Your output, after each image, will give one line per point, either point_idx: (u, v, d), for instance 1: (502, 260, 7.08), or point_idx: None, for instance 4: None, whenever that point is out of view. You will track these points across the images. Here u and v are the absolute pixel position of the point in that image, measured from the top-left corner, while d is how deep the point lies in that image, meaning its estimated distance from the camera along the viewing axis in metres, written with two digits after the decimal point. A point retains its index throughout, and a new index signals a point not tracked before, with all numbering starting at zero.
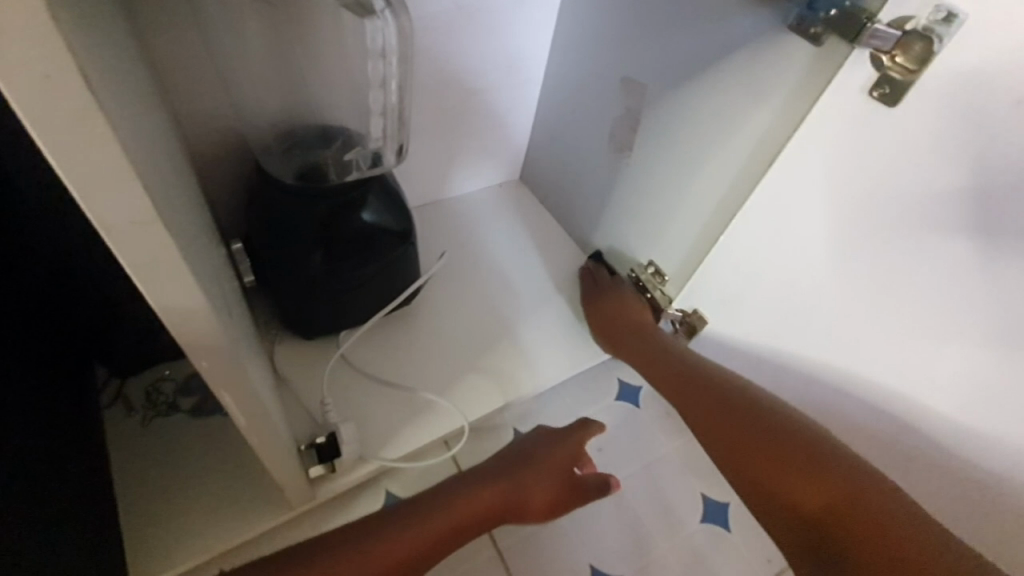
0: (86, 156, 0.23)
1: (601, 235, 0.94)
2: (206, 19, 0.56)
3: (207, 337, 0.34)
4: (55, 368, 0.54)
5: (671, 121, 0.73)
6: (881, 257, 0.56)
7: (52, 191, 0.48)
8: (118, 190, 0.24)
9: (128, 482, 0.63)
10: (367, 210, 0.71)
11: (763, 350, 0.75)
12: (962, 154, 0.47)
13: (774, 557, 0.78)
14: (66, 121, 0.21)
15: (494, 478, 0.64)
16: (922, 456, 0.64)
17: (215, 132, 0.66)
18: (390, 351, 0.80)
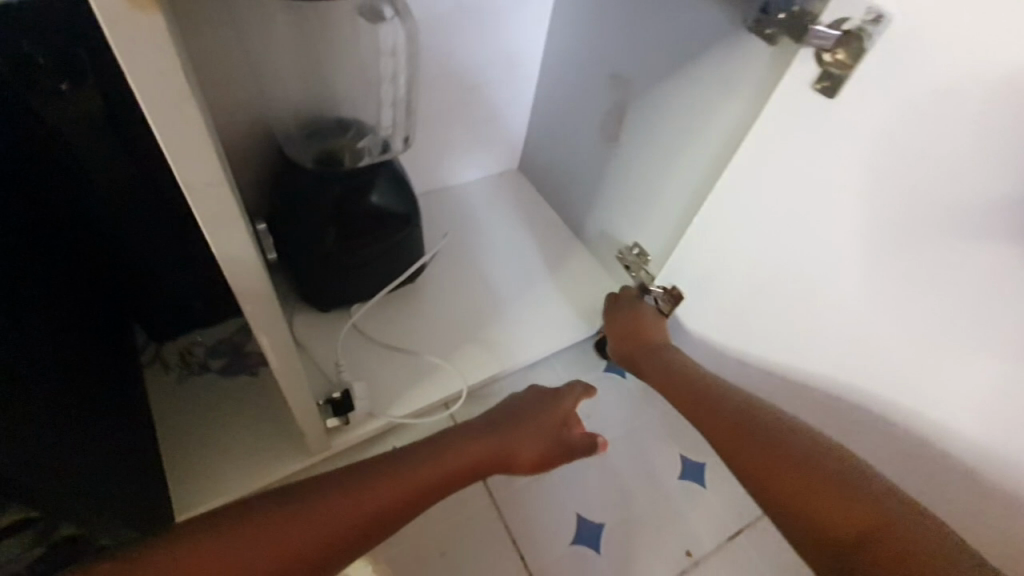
0: (181, 130, 0.31)
1: (592, 219, 1.01)
2: (240, 21, 0.64)
3: (254, 283, 0.42)
4: (91, 331, 0.62)
5: (652, 113, 0.81)
6: (829, 236, 0.61)
7: (112, 170, 0.56)
8: (199, 157, 0.32)
9: (169, 429, 0.73)
10: (375, 193, 0.77)
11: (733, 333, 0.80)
12: (893, 139, 0.52)
13: (745, 511, 0.85)
14: (171, 103, 0.30)
15: (482, 433, 0.66)
16: None
17: (242, 121, 0.73)
18: (397, 322, 0.89)
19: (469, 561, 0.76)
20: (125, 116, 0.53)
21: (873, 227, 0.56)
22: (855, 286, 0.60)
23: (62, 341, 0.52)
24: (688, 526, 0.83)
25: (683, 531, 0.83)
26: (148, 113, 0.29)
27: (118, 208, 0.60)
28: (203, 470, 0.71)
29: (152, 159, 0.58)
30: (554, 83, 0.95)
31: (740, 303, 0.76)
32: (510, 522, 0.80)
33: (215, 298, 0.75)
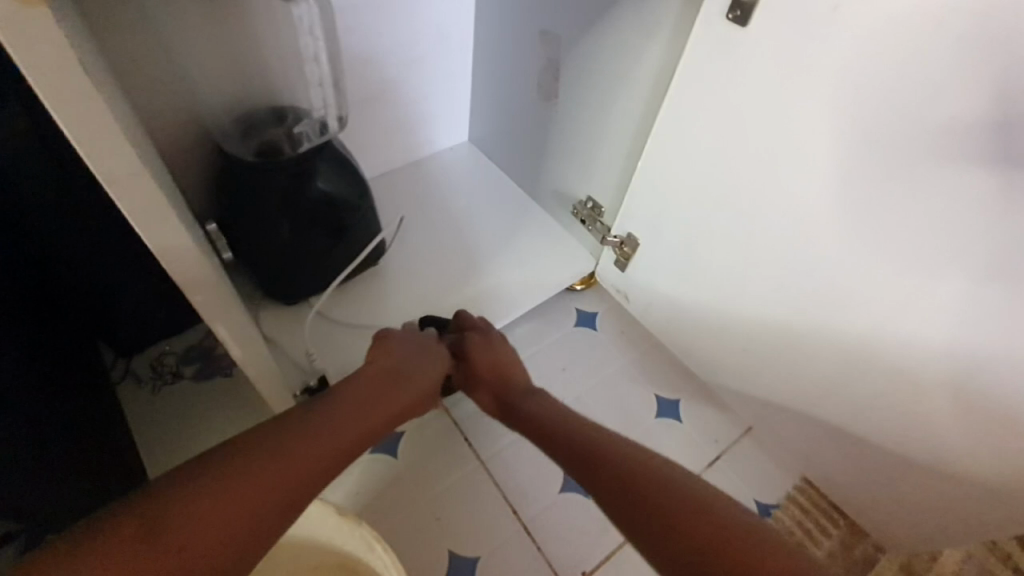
0: (58, 77, 0.29)
1: (541, 181, 1.02)
2: (165, 42, 0.64)
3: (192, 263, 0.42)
4: (66, 332, 0.68)
5: (583, 67, 0.82)
6: (957, 261, 0.51)
7: (55, 180, 0.58)
8: (75, 96, 0.30)
9: (142, 430, 0.77)
10: (321, 180, 0.75)
11: (684, 271, 0.81)
12: (936, 111, 0.46)
13: (720, 438, 0.90)
14: (49, 60, 0.29)
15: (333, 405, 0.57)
16: (822, 356, 0.69)
17: (176, 124, 0.72)
18: (369, 303, 0.91)
19: (466, 523, 0.79)
20: (57, 136, 0.55)
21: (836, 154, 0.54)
22: (810, 220, 0.60)
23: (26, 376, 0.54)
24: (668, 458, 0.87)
25: None
26: (34, 82, 0.29)
27: (55, 222, 0.61)
28: (173, 447, 0.76)
29: (72, 155, 0.57)
30: (493, 59, 0.96)
31: (688, 242, 0.77)
32: (500, 480, 0.83)
33: (175, 306, 0.78)
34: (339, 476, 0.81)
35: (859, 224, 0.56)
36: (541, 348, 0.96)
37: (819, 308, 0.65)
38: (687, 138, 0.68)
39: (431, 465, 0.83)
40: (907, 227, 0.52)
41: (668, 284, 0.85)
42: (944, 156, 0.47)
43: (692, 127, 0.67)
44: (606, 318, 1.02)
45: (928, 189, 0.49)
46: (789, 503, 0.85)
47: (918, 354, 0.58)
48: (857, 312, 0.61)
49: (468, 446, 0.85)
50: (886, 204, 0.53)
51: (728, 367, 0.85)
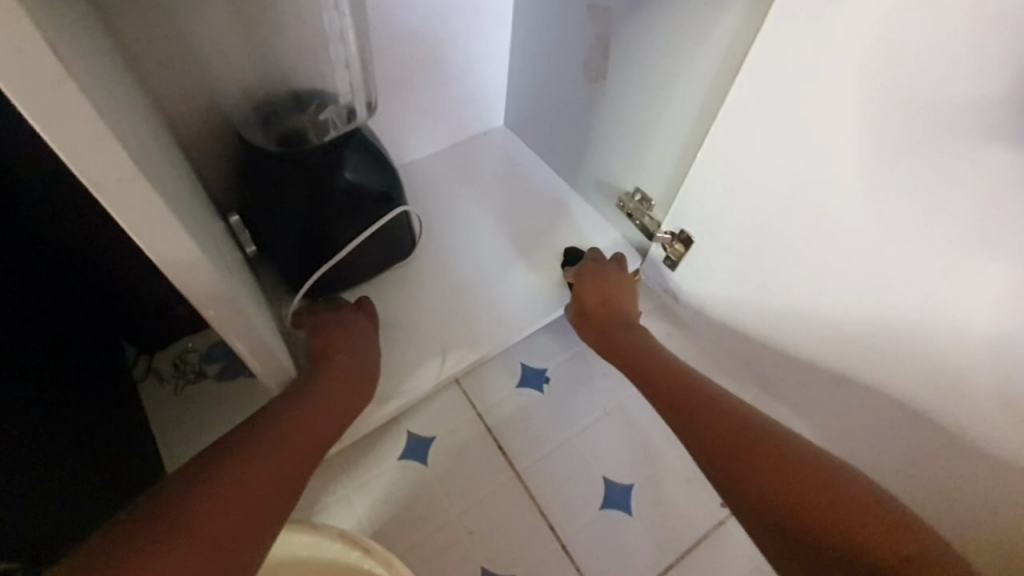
0: (25, 66, 0.24)
1: (583, 169, 0.94)
2: (178, 21, 0.59)
3: (201, 277, 0.37)
4: (84, 329, 0.64)
5: (636, 44, 0.73)
6: None
7: (61, 174, 0.53)
8: (48, 91, 0.25)
9: (163, 430, 0.74)
10: (348, 170, 0.69)
11: (747, 273, 0.73)
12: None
13: None
14: (7, 44, 0.23)
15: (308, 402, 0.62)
16: (910, 372, 0.60)
17: (195, 111, 0.67)
18: (399, 300, 0.86)
19: (498, 540, 0.74)
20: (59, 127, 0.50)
21: (933, 147, 0.47)
22: (902, 222, 0.52)
23: (34, 386, 0.51)
24: None
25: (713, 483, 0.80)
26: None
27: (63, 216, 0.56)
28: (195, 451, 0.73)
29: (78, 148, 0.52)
30: (534, 35, 0.87)
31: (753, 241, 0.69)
32: (535, 493, 0.77)
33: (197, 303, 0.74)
34: (367, 485, 0.77)
35: (965, 229, 0.48)
36: (579, 350, 0.90)
37: (912, 323, 0.57)
38: (761, 125, 0.59)
39: (461, 474, 0.78)
40: (1014, 233, 0.45)
41: (726, 287, 0.77)
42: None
43: (763, 114, 0.59)
44: (651, 318, 0.94)
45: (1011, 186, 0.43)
46: None
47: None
48: (951, 329, 0.54)
49: (502, 456, 0.80)
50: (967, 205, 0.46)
51: (790, 377, 0.77)
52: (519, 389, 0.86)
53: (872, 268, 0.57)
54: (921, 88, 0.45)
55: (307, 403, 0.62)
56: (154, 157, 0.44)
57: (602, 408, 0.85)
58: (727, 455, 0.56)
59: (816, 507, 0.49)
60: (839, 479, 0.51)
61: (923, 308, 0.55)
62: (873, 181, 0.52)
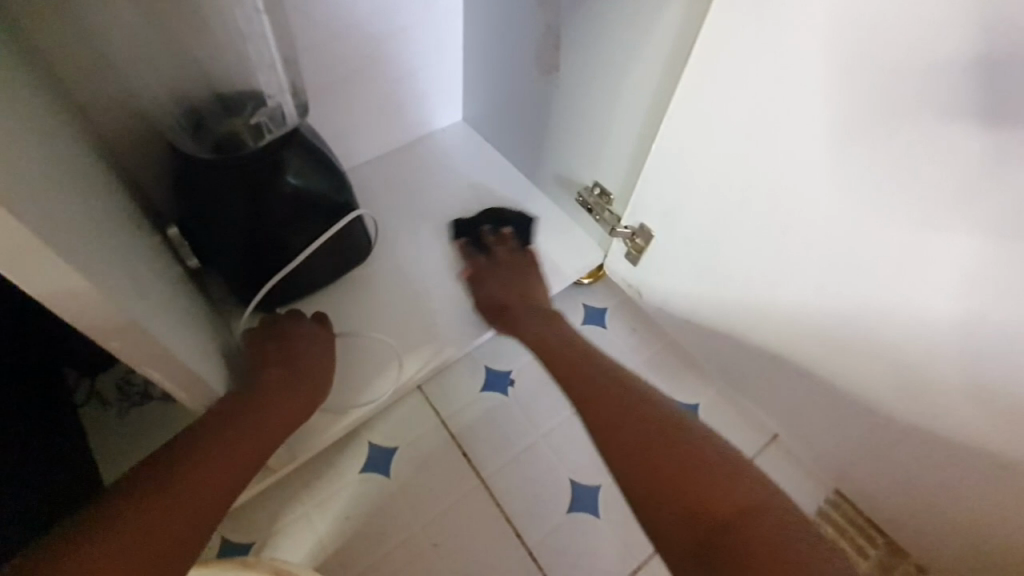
0: None
1: (543, 164, 0.92)
2: (90, 24, 0.55)
3: (98, 305, 0.34)
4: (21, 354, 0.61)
5: (585, 36, 0.71)
6: None
7: None
8: None
9: (109, 457, 0.70)
10: (291, 175, 0.66)
11: (707, 266, 0.71)
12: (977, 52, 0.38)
13: (743, 446, 0.82)
14: None
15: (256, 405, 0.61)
16: (870, 361, 0.60)
17: (120, 120, 0.63)
18: (355, 306, 0.83)
19: (467, 550, 0.72)
20: None
21: (890, 130, 0.45)
22: (866, 210, 0.51)
23: None
24: None
25: None
26: None
27: None
28: None
29: None
30: (484, 27, 0.85)
31: (712, 234, 0.68)
32: (500, 499, 0.76)
33: None
34: (328, 502, 0.74)
35: (927, 213, 0.47)
36: (544, 350, 0.88)
37: (872, 310, 0.56)
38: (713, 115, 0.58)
39: (425, 484, 0.76)
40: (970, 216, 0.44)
41: (688, 281, 0.75)
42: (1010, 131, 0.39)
43: (714, 103, 0.57)
44: (617, 314, 0.93)
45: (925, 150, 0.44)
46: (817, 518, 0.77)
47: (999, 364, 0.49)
48: (913, 314, 0.53)
49: (467, 463, 0.78)
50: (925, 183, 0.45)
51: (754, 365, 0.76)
52: (483, 393, 0.84)
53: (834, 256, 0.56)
54: (873, 75, 0.44)
55: (253, 406, 0.61)
56: (53, 174, 0.40)
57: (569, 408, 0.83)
58: (649, 478, 0.53)
59: (718, 514, 0.49)
60: (734, 495, 0.50)
61: (886, 295, 0.54)
62: (832, 168, 0.51)
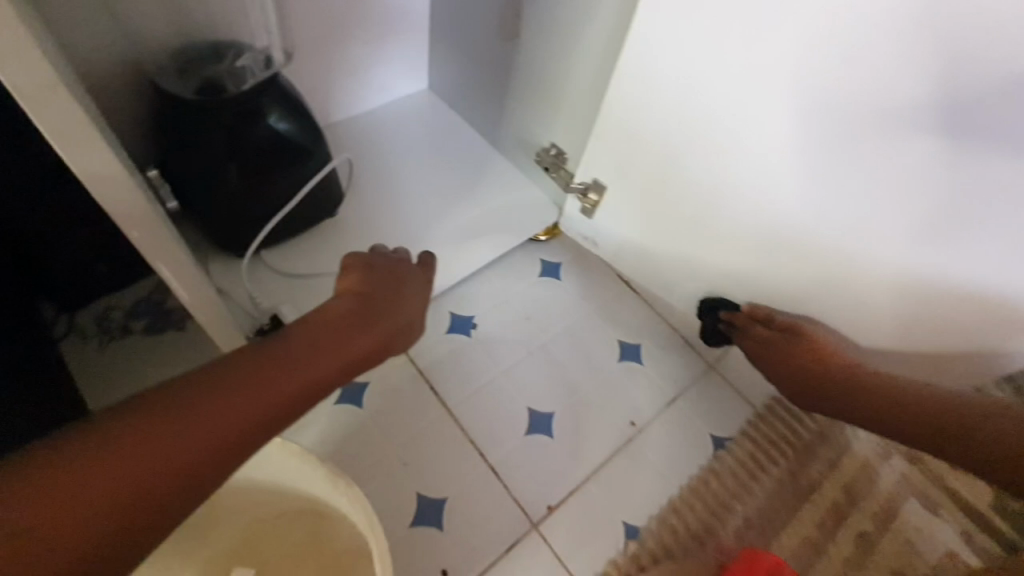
0: None
1: (505, 127, 0.99)
2: None
3: (122, 190, 0.40)
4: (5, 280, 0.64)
5: (544, 2, 0.78)
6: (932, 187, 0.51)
7: None
8: None
9: (91, 384, 0.74)
10: (272, 119, 0.71)
11: (647, 215, 0.81)
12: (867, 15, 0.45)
13: (680, 380, 0.91)
14: None
15: (300, 343, 0.46)
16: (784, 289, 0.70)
17: (105, 61, 0.67)
18: (325, 253, 0.89)
19: (433, 469, 0.80)
20: None
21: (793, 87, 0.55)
22: (812, 175, 0.58)
23: None
24: (628, 400, 0.89)
25: (623, 405, 0.88)
26: None
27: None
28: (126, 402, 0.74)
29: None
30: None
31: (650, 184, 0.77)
32: (462, 424, 0.84)
33: (118, 258, 0.74)
34: (304, 429, 0.80)
35: (879, 156, 0.52)
36: (505, 298, 0.96)
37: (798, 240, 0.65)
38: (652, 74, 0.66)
39: (396, 412, 0.83)
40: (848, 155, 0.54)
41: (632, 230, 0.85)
42: (939, 133, 0.48)
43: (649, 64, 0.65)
44: (570, 267, 1.01)
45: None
46: (743, 437, 0.86)
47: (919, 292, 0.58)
48: (858, 255, 0.61)
49: (433, 394, 0.86)
50: (880, 166, 0.53)
51: (692, 304, 0.86)
52: (448, 335, 0.91)
53: (768, 207, 0.64)
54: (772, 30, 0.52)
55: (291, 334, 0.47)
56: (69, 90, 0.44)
57: (526, 347, 0.92)
58: None
59: None
60: None
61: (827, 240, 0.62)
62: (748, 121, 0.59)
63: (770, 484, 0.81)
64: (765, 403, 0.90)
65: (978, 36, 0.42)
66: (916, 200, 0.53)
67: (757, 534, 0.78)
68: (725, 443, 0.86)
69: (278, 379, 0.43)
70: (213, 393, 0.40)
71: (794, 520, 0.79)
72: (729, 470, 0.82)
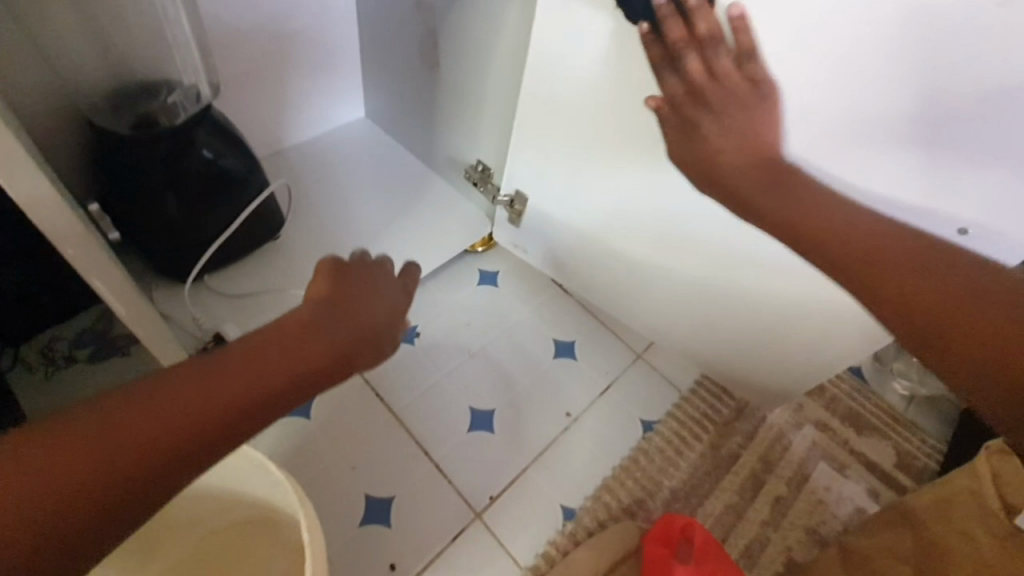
0: None
1: (436, 148, 1.07)
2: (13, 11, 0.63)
3: (59, 212, 0.45)
4: None
5: (458, 34, 0.87)
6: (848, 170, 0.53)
7: None
8: None
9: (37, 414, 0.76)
10: (205, 149, 0.76)
11: (566, 219, 0.89)
12: None
13: (611, 370, 0.99)
14: None
15: (255, 353, 0.42)
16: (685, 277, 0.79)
17: (40, 100, 0.71)
18: (267, 272, 0.93)
19: (381, 470, 0.84)
20: None
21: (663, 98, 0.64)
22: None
23: None
24: (564, 393, 0.95)
25: (559, 398, 0.94)
26: None
27: None
28: None
29: None
30: (375, 32, 0.99)
31: (563, 191, 0.85)
32: (406, 425, 0.89)
33: (61, 288, 0.77)
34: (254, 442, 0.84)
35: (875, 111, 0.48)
36: (445, 306, 1.02)
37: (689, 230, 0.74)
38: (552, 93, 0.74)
39: (342, 419, 0.88)
40: None
41: (554, 234, 0.93)
42: (916, 143, 0.48)
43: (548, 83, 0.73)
44: (506, 275, 1.08)
45: (1010, 216, 0.47)
46: (670, 418, 0.93)
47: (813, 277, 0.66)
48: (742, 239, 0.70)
49: (379, 400, 0.90)
50: (867, 172, 0.51)
51: (614, 297, 0.94)
52: None
53: (660, 204, 0.74)
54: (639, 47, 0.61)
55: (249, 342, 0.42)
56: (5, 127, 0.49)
57: (467, 350, 0.98)
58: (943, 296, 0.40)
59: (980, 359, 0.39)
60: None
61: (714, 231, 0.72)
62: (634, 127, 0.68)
63: (695, 458, 0.89)
64: (689, 386, 0.98)
65: (1003, 48, 0.40)
66: (909, 181, 0.50)
67: (682, 504, 0.85)
68: (653, 425, 0.93)
69: (228, 393, 0.40)
70: (153, 407, 0.37)
71: (716, 490, 0.87)
72: (657, 449, 0.90)
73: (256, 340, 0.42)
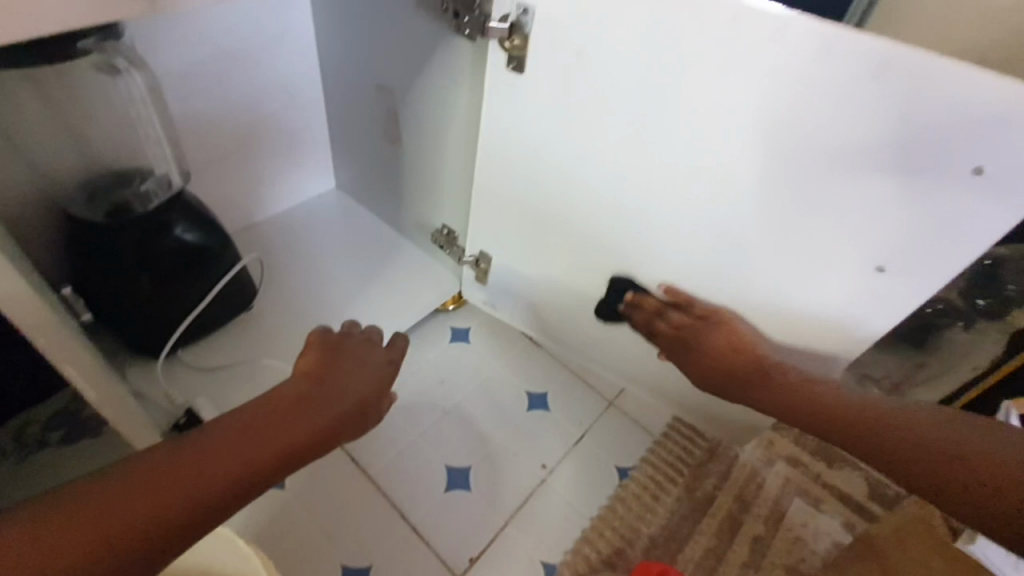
0: None
1: (404, 215, 1.12)
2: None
3: (27, 303, 0.47)
4: None
5: (416, 112, 0.94)
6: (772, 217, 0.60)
7: None
8: None
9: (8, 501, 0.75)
10: (178, 230, 0.80)
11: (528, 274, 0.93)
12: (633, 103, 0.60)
13: (584, 419, 1.00)
14: None
15: (239, 423, 0.46)
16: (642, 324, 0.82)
17: (17, 195, 0.75)
18: (240, 343, 0.95)
19: (358, 536, 0.83)
20: None
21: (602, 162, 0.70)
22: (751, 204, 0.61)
23: None
24: (539, 445, 0.96)
25: (535, 450, 0.96)
26: None
27: None
28: None
29: None
30: (341, 111, 1.06)
31: (523, 249, 0.90)
32: (382, 488, 0.88)
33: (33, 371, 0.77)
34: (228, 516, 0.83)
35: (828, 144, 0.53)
36: (418, 366, 1.04)
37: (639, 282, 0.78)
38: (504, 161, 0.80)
39: (318, 486, 0.87)
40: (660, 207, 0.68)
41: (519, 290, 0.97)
42: (893, 168, 0.51)
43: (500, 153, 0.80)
44: (477, 330, 1.11)
45: (921, 258, 0.55)
46: (644, 463, 0.95)
47: (793, 307, 0.67)
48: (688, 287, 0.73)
49: (354, 464, 0.90)
50: (850, 192, 0.54)
51: (581, 347, 0.98)
52: None
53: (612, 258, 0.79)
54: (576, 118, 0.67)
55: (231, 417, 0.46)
56: None
57: (441, 407, 0.99)
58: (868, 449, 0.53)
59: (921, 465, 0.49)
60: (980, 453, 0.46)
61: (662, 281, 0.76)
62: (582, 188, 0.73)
63: (671, 502, 0.90)
64: (661, 430, 1.00)
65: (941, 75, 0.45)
66: (871, 223, 0.55)
67: (663, 550, 0.86)
68: (629, 471, 0.94)
69: (212, 461, 0.42)
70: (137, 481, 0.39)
71: (695, 533, 0.87)
72: (634, 495, 0.90)
73: (242, 417, 0.46)
